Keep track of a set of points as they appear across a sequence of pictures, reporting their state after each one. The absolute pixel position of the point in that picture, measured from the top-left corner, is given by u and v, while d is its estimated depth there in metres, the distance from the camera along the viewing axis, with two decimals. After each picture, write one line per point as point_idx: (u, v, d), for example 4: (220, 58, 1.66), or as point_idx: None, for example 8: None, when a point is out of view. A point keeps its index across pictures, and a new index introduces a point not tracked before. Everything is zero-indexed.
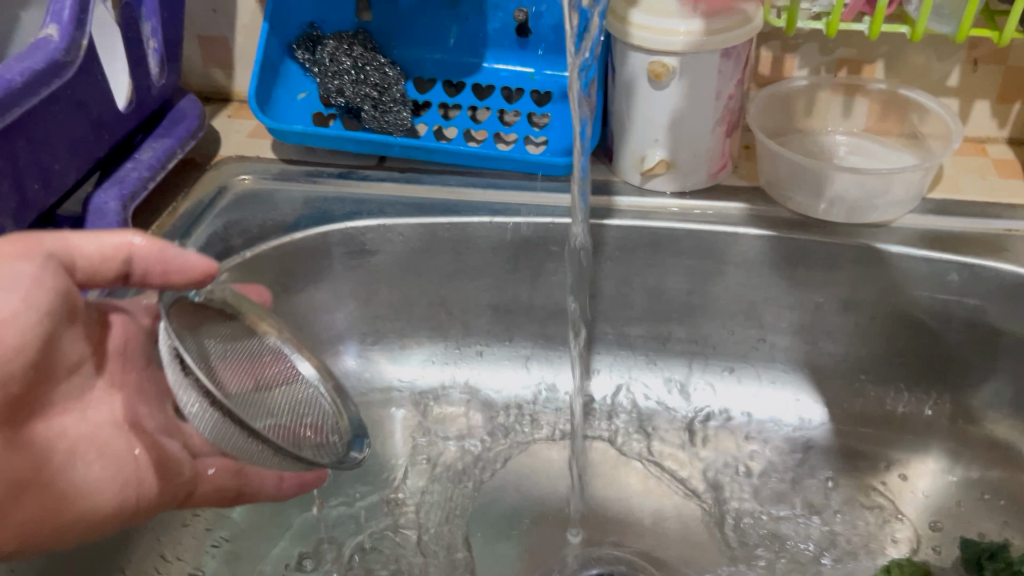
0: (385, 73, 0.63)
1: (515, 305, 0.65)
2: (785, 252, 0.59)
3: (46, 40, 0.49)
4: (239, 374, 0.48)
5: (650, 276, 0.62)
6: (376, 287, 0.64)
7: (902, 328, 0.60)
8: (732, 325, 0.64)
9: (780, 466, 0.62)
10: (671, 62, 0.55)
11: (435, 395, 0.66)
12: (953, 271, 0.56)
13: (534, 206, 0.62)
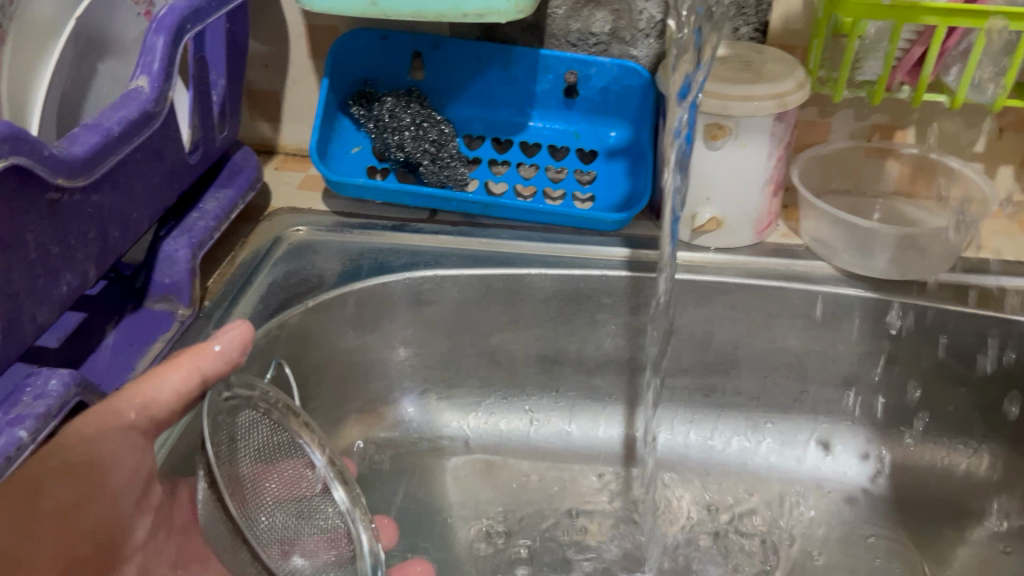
0: (442, 130, 0.67)
1: (565, 356, 0.66)
2: (831, 306, 0.62)
3: (138, 91, 0.49)
4: (273, 483, 0.47)
5: (698, 327, 0.64)
6: (430, 336, 0.65)
7: (937, 381, 0.62)
8: (774, 376, 0.66)
9: (821, 512, 0.64)
10: (728, 123, 0.58)
11: (487, 447, 0.67)
12: (994, 326, 0.59)
13: (588, 259, 0.63)
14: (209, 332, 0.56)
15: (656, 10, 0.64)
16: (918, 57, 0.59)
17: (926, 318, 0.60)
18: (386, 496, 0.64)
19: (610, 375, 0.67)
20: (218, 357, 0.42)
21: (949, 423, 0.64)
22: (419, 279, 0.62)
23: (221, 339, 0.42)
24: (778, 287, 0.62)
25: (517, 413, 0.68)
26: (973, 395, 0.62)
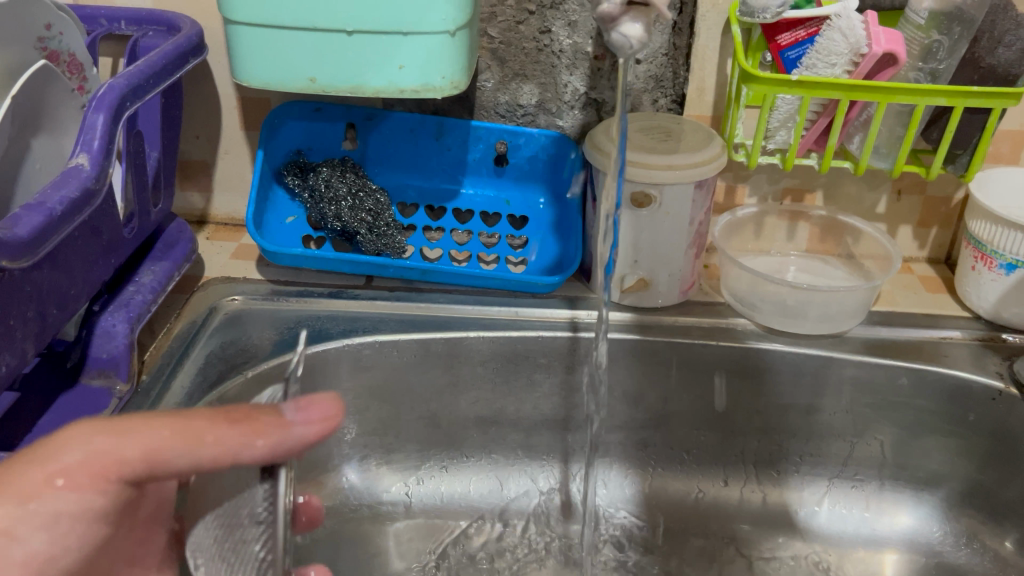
0: (378, 198, 0.68)
1: (503, 417, 0.68)
2: (754, 360, 0.65)
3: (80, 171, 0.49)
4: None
5: (630, 383, 0.67)
6: (369, 402, 0.66)
7: (855, 427, 0.66)
8: (703, 429, 0.68)
9: (750, 556, 0.66)
10: (652, 192, 0.61)
11: (429, 510, 0.68)
12: (903, 375, 0.63)
13: (523, 322, 0.66)
14: (149, 406, 0.56)
15: (580, 84, 0.68)
16: (824, 127, 0.63)
17: (842, 368, 0.64)
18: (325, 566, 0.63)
19: (547, 434, 0.69)
20: (286, 438, 0.33)
21: (868, 467, 0.67)
22: (358, 345, 0.63)
23: (299, 415, 0.35)
24: (704, 344, 0.65)
25: (457, 475, 0.69)
26: (887, 440, 0.66)
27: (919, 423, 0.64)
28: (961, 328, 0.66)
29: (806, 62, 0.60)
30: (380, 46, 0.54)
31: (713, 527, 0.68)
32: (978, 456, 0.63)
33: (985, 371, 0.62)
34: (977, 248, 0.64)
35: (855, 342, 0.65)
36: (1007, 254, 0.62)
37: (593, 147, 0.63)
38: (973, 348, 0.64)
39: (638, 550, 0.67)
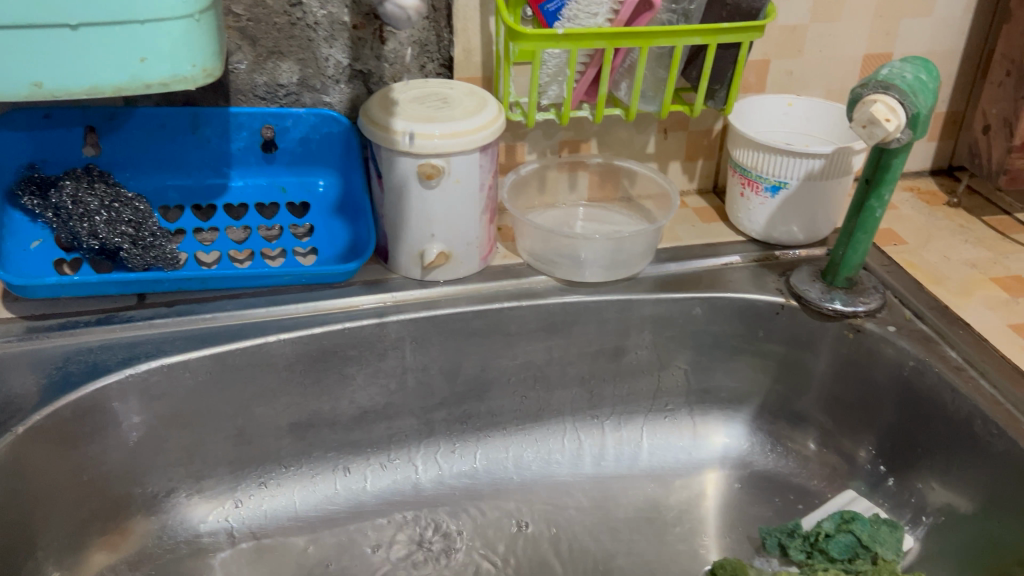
0: (137, 207, 0.60)
1: (318, 418, 0.64)
2: (561, 315, 0.66)
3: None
4: None
5: (444, 359, 0.65)
6: (167, 432, 0.60)
7: (660, 360, 0.69)
8: (524, 391, 0.68)
9: (586, 502, 0.68)
10: (439, 163, 0.59)
11: (256, 531, 0.63)
12: (697, 305, 0.66)
13: (324, 316, 0.62)
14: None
15: (342, 56, 0.64)
16: (593, 76, 0.63)
17: (641, 307, 0.66)
18: None
19: (367, 427, 0.66)
20: None
21: (677, 396, 0.71)
22: (145, 373, 0.57)
23: None
24: (511, 307, 0.64)
25: (279, 488, 0.65)
26: (690, 368, 0.69)
27: (716, 347, 0.68)
28: (739, 252, 0.70)
29: (567, 13, 0.60)
30: (110, 39, 0.47)
31: (543, 484, 0.69)
32: (771, 368, 0.68)
33: (767, 289, 0.66)
34: (743, 175, 0.68)
35: (650, 282, 0.68)
36: (770, 178, 0.66)
37: (369, 123, 0.60)
38: (752, 269, 0.69)
39: (476, 521, 0.66)
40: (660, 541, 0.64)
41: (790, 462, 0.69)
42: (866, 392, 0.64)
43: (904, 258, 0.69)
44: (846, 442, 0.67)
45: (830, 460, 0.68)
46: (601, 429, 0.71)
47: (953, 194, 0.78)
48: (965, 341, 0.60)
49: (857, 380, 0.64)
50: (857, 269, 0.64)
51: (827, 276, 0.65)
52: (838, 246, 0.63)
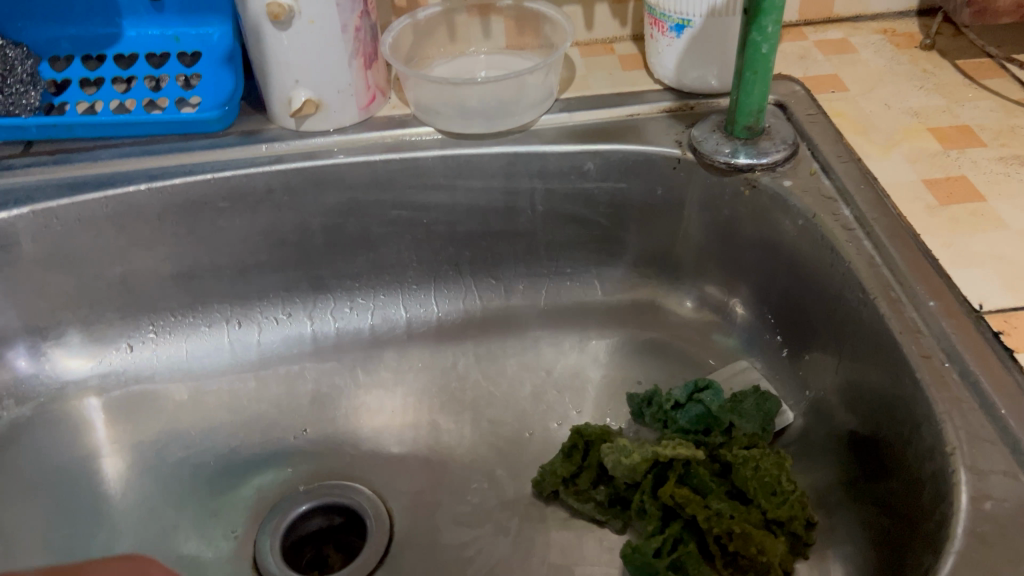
0: (4, 53, 0.61)
1: (200, 269, 0.64)
2: (441, 170, 0.62)
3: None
4: None
5: (324, 216, 0.63)
6: (44, 276, 0.61)
7: (559, 222, 0.64)
8: (414, 248, 0.65)
9: (476, 364, 0.66)
10: (286, 2, 0.54)
11: (131, 376, 0.65)
12: (588, 160, 0.61)
13: (193, 166, 0.61)
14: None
15: None
16: None
17: (528, 162, 0.61)
18: (16, 453, 0.60)
19: (253, 281, 0.65)
20: None
21: (581, 259, 0.66)
22: (13, 219, 0.58)
23: None
24: (385, 160, 0.61)
25: (168, 338, 0.66)
26: (589, 230, 0.65)
27: (613, 207, 0.63)
28: (651, 102, 0.64)
29: None
30: None
31: (437, 344, 0.67)
32: (676, 232, 0.63)
33: (664, 141, 0.60)
34: (651, 14, 0.61)
35: (545, 136, 0.62)
36: (674, 15, 0.59)
37: None
38: (660, 121, 0.62)
39: (363, 378, 0.65)
40: (540, 407, 0.62)
41: (696, 333, 0.64)
42: (764, 256, 0.58)
43: (834, 106, 0.61)
44: (749, 311, 0.61)
45: (734, 328, 0.63)
46: (500, 293, 0.68)
47: (929, 35, 0.67)
48: (862, 197, 0.53)
49: (757, 244, 0.58)
50: (759, 117, 0.57)
51: (732, 129, 0.58)
52: (734, 89, 0.55)
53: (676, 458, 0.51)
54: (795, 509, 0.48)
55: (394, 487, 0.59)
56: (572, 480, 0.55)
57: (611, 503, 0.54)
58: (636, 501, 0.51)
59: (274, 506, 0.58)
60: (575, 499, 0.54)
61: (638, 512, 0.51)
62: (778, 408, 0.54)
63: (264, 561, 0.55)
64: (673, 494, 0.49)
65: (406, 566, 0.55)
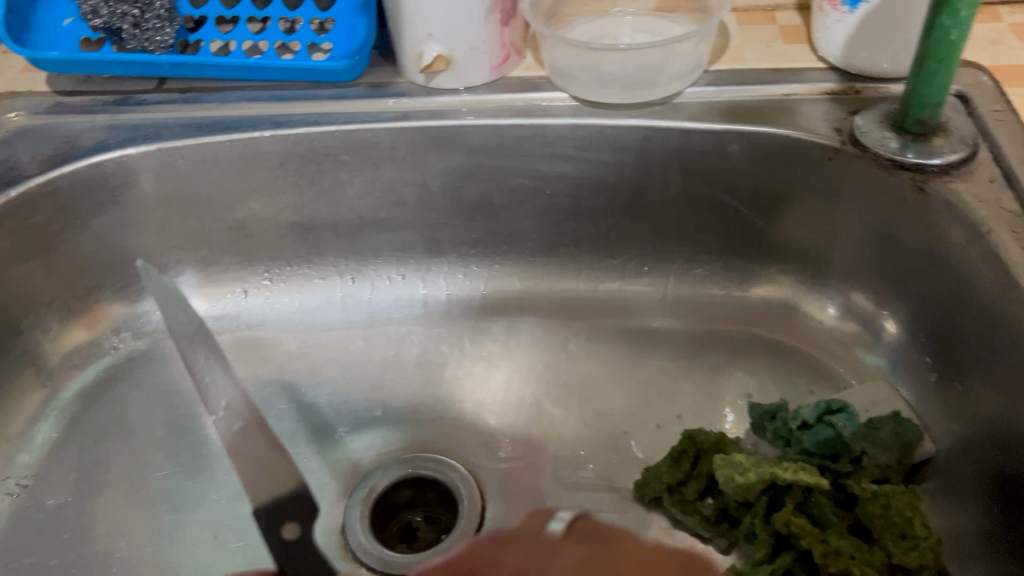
0: None
1: (318, 221, 0.63)
2: (571, 140, 0.58)
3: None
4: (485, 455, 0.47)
5: (446, 177, 0.60)
6: (167, 215, 0.61)
7: (693, 206, 0.59)
8: (534, 218, 0.62)
9: (588, 346, 0.62)
10: None
11: (243, 320, 0.66)
12: (733, 141, 0.56)
13: (318, 116, 0.59)
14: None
15: None
16: None
17: (666, 139, 0.57)
18: (127, 386, 0.61)
19: (369, 237, 0.64)
20: None
21: (713, 246, 0.62)
22: (140, 155, 0.58)
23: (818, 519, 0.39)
24: (514, 125, 0.57)
25: (282, 286, 0.66)
26: (725, 216, 0.60)
27: (754, 194, 0.58)
28: (810, 82, 0.57)
29: None
30: None
31: (550, 320, 0.64)
32: (822, 229, 0.57)
33: (820, 128, 0.55)
34: None
35: (689, 112, 0.57)
36: None
37: None
38: (818, 105, 0.56)
39: (471, 347, 0.63)
40: (652, 401, 0.59)
41: (831, 341, 0.59)
42: (923, 268, 0.52)
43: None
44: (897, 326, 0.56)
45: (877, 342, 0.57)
46: (620, 274, 0.64)
47: None
48: None
49: (917, 253, 0.52)
50: (936, 112, 0.50)
51: (901, 122, 0.52)
52: (912, 78, 0.49)
53: (797, 483, 0.46)
54: (926, 557, 0.42)
55: (492, 467, 0.57)
56: (678, 489, 0.51)
57: (718, 519, 0.50)
58: (746, 525, 0.47)
59: (367, 473, 0.57)
60: (680, 509, 0.51)
61: (746, 536, 0.47)
62: (918, 442, 0.49)
63: (351, 528, 0.54)
64: (788, 521, 0.45)
65: (494, 553, 0.52)
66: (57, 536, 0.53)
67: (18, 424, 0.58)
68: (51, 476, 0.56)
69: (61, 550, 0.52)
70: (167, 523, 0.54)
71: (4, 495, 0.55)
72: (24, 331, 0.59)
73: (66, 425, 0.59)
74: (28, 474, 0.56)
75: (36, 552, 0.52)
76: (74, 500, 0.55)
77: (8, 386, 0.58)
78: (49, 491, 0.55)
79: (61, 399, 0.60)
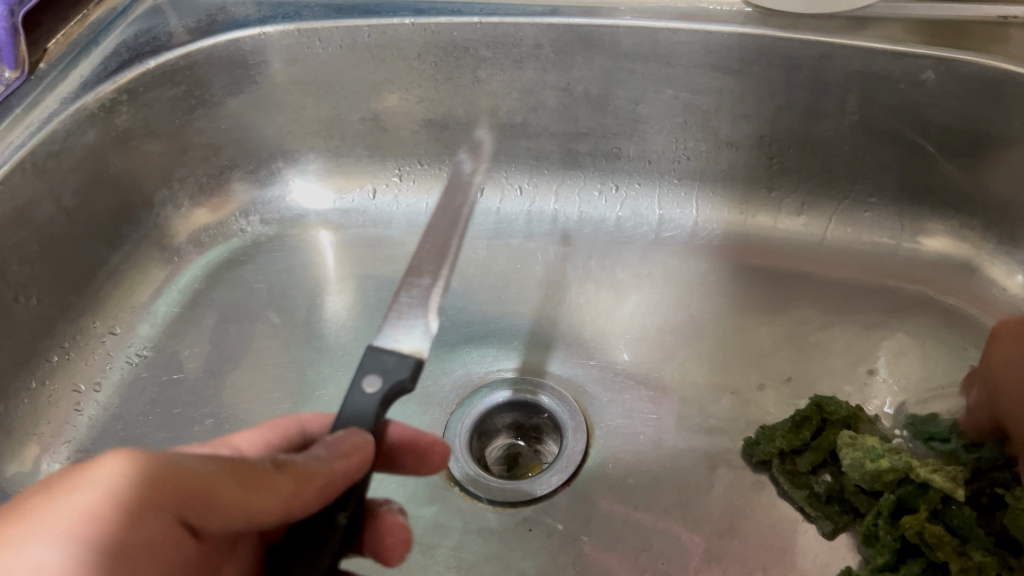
0: None
1: (453, 120, 0.59)
2: (737, 51, 0.51)
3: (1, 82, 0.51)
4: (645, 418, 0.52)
5: (592, 83, 0.55)
6: (301, 99, 0.59)
7: (869, 139, 0.52)
8: (684, 136, 0.56)
9: (728, 283, 0.57)
10: None
11: (370, 217, 0.63)
12: (930, 68, 0.48)
13: (462, 5, 0.55)
14: (44, 92, 0.51)
15: None
16: None
17: (848, 59, 0.49)
18: (248, 270, 0.61)
19: (504, 141, 0.60)
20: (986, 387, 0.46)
21: (887, 187, 0.54)
22: (276, 34, 0.56)
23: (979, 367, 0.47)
24: (673, 30, 0.51)
25: (412, 185, 0.64)
26: (906, 155, 0.52)
27: (945, 132, 0.50)
28: None
29: None
30: None
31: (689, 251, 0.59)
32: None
33: None
34: None
35: (882, 29, 0.49)
36: None
37: None
38: None
39: (599, 269, 0.59)
40: (791, 353, 0.53)
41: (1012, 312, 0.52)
42: None
43: None
44: None
45: None
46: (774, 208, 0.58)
47: None
48: None
49: None
50: None
51: None
52: None
53: (934, 483, 0.41)
54: None
55: (605, 401, 0.53)
56: (791, 458, 0.46)
57: (828, 500, 0.45)
58: (866, 523, 0.41)
59: (472, 391, 0.54)
60: (789, 480, 0.46)
61: (867, 538, 0.41)
62: None
63: (449, 446, 0.52)
64: (921, 529, 0.39)
65: (597, 494, 0.49)
66: (167, 411, 0.54)
67: (142, 296, 0.59)
68: (168, 350, 0.57)
69: (168, 426, 0.53)
70: (270, 412, 0.53)
71: (125, 364, 0.56)
72: (156, 204, 0.59)
73: (186, 302, 0.59)
74: (147, 345, 0.57)
75: (146, 424, 0.53)
76: (185, 377, 0.55)
77: (137, 258, 0.59)
78: (166, 365, 0.56)
79: (186, 275, 0.60)
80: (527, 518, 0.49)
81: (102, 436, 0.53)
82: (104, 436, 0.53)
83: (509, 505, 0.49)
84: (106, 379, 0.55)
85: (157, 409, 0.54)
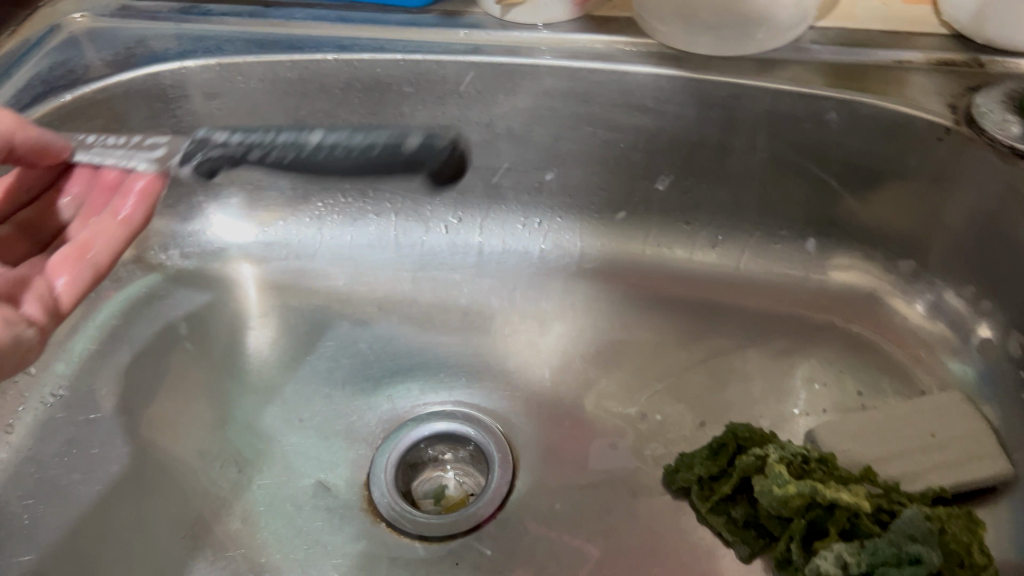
0: None
1: None
2: (652, 90, 0.53)
3: None
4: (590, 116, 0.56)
5: (513, 119, 0.56)
6: None
7: (777, 174, 0.55)
8: (601, 170, 0.58)
9: (643, 314, 0.59)
10: None
11: (293, 252, 0.64)
12: (832, 109, 0.50)
13: (384, 42, 0.55)
14: None
15: None
16: None
17: (756, 99, 0.51)
18: (168, 306, 0.60)
19: None
20: None
21: (795, 222, 0.57)
22: (196, 69, 0.55)
23: None
24: (591, 69, 0.53)
25: (335, 219, 0.64)
26: (810, 188, 0.55)
27: (848, 166, 0.53)
28: (928, 51, 0.52)
29: None
30: None
31: (606, 281, 0.60)
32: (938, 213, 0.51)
33: (930, 100, 0.49)
34: None
35: (786, 71, 0.51)
36: None
37: None
38: (928, 75, 0.51)
39: (520, 302, 0.60)
40: (708, 381, 0.55)
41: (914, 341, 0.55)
42: None
43: None
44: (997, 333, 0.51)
45: (968, 351, 0.53)
46: (678, 245, 0.60)
47: None
48: None
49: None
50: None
51: None
52: None
53: (838, 508, 0.42)
54: None
55: (527, 435, 0.54)
56: (709, 484, 0.48)
57: (745, 525, 0.46)
58: (781, 548, 0.44)
59: (399, 424, 0.55)
60: (707, 506, 0.47)
61: (782, 560, 0.44)
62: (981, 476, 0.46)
63: (374, 480, 0.52)
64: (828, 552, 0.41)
65: (522, 524, 0.50)
66: (83, 451, 0.52)
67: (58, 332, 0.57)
68: (84, 387, 0.55)
69: (84, 467, 0.52)
70: (190, 449, 0.53)
71: (39, 404, 0.54)
72: None
73: (103, 339, 0.58)
74: (63, 383, 0.55)
75: (61, 466, 0.52)
76: (103, 415, 0.54)
77: None
78: (86, 403, 0.55)
79: (104, 310, 0.59)
80: (453, 552, 0.49)
81: (15, 478, 0.51)
82: (17, 478, 0.51)
83: (433, 538, 0.49)
84: (19, 418, 0.53)
85: (74, 450, 0.52)
